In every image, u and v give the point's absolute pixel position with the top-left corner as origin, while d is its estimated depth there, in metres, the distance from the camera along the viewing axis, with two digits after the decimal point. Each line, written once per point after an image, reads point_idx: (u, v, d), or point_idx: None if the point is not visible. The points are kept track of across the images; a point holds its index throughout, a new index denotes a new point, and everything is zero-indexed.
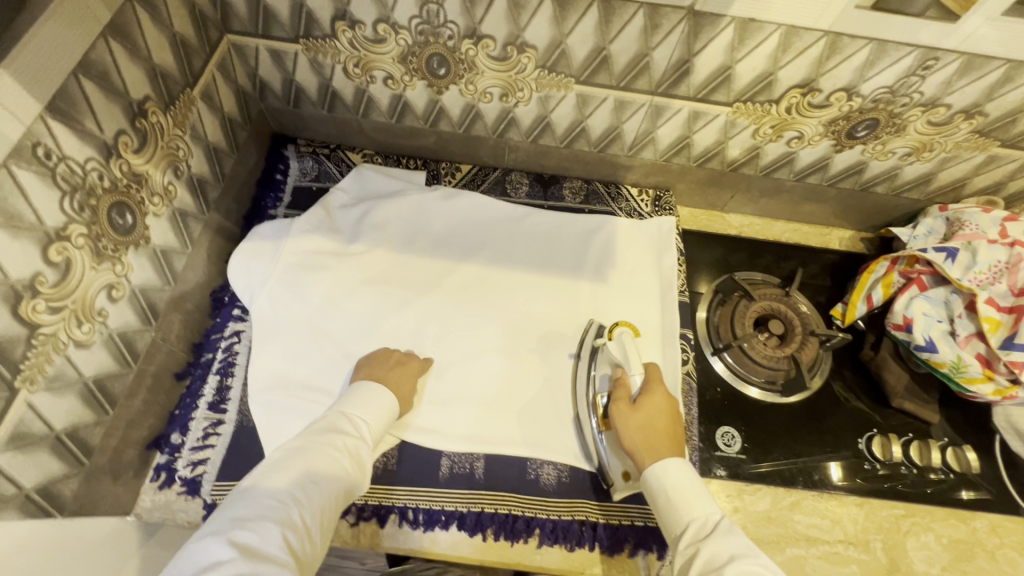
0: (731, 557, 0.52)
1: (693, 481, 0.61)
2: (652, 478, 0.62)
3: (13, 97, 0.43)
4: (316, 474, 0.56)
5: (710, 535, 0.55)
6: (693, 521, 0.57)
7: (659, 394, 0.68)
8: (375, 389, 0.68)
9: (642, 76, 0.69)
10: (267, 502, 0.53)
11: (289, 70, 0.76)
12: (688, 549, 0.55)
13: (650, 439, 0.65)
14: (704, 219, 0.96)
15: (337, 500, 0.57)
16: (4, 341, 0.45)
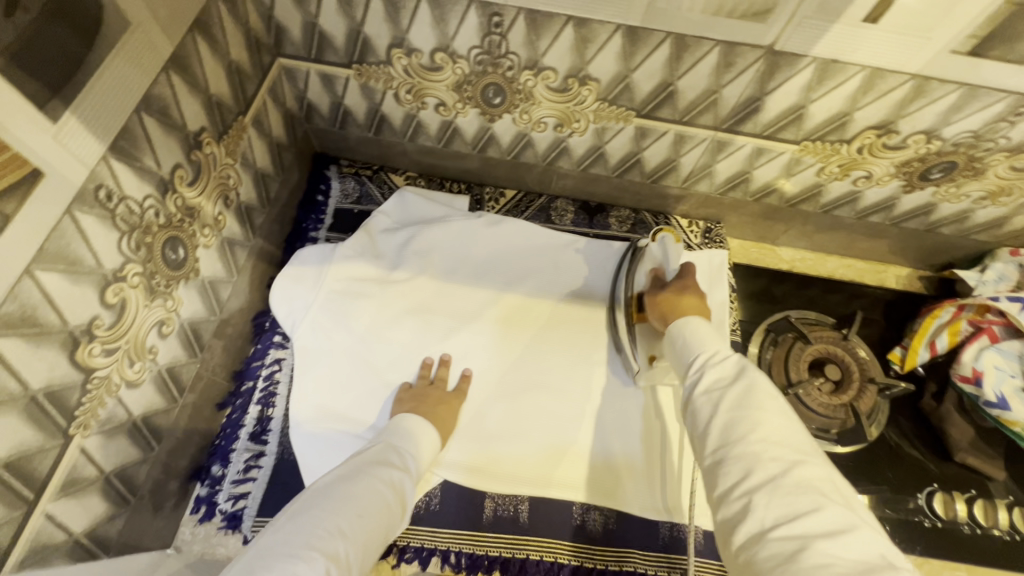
0: (737, 376, 0.51)
1: (710, 330, 0.58)
2: (672, 331, 0.61)
3: (78, 141, 0.41)
4: (365, 504, 0.50)
5: (718, 362, 0.53)
6: (706, 351, 0.55)
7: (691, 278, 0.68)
8: (419, 422, 0.66)
9: (707, 111, 0.66)
10: (311, 528, 0.45)
11: (338, 94, 0.74)
12: (694, 373, 0.54)
13: (674, 304, 0.65)
14: (754, 251, 0.92)
15: (378, 535, 0.50)
16: (62, 388, 0.44)
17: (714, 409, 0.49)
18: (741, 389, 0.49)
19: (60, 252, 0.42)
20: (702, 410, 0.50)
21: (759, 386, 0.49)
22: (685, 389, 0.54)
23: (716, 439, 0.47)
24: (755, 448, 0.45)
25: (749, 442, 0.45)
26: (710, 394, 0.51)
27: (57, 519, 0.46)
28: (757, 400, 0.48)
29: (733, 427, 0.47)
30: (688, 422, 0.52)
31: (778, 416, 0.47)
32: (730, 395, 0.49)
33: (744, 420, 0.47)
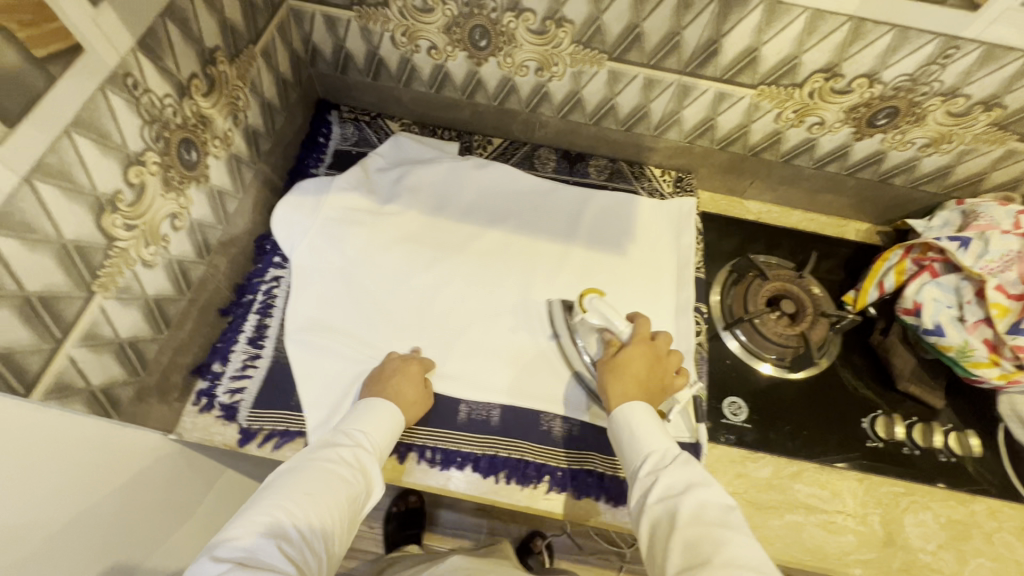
0: (688, 484, 0.57)
1: (649, 419, 0.65)
2: (619, 420, 0.67)
3: (112, 28, 0.49)
4: (315, 487, 0.58)
5: (668, 465, 0.60)
6: (652, 453, 0.62)
7: (643, 349, 0.72)
8: (373, 404, 0.69)
9: (671, 54, 0.73)
10: (270, 516, 0.55)
11: (340, 37, 0.82)
12: (647, 478, 0.60)
13: (625, 383, 0.69)
14: (724, 203, 0.99)
15: (341, 509, 0.59)
16: (88, 245, 0.51)
17: (671, 522, 0.55)
18: (693, 501, 0.56)
19: (93, 122, 0.49)
20: (660, 520, 0.56)
21: (708, 500, 0.56)
22: (636, 495, 0.60)
23: (678, 560, 0.52)
24: (723, 573, 0.50)
25: (714, 565, 0.50)
26: (665, 503, 0.57)
27: (78, 364, 0.53)
28: (710, 511, 0.55)
29: (697, 547, 0.52)
30: (645, 532, 0.57)
31: (732, 531, 0.53)
32: (684, 507, 0.56)
33: (706, 539, 0.53)
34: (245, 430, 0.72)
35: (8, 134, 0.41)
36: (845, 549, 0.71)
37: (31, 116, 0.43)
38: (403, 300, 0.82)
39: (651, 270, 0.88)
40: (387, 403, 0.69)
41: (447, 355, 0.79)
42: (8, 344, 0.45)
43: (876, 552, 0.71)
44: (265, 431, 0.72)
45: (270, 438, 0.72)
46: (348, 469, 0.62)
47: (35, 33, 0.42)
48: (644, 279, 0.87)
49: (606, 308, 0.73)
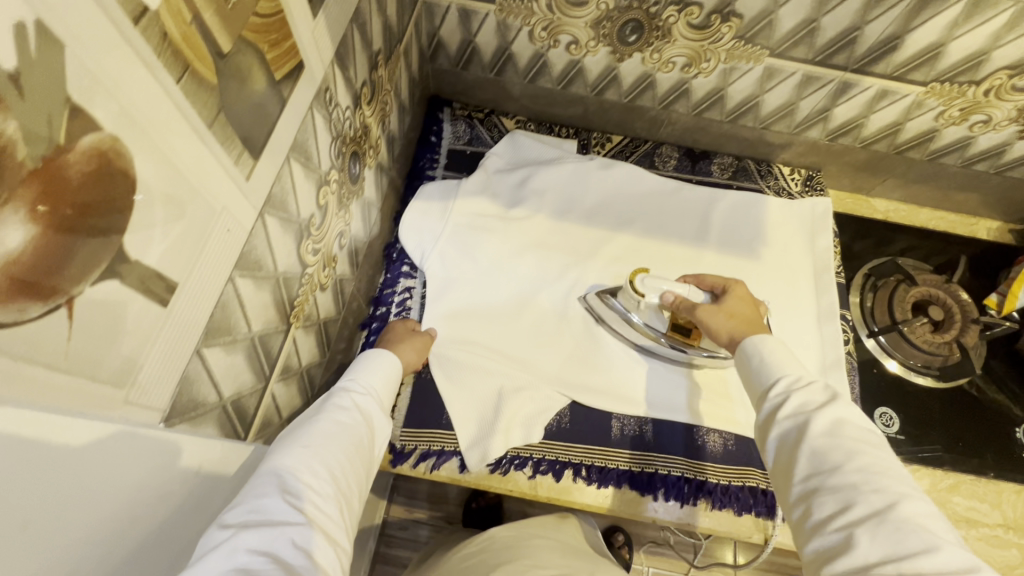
0: (827, 402, 0.47)
1: (787, 349, 0.55)
2: (744, 350, 0.57)
3: (322, 40, 0.44)
4: (321, 430, 0.44)
5: (805, 385, 0.49)
6: (785, 376, 0.51)
7: (735, 291, 0.68)
8: (375, 356, 0.57)
9: (843, 50, 0.68)
10: (266, 465, 0.40)
11: (471, 31, 0.77)
12: (777, 395, 0.50)
13: (741, 324, 0.64)
14: (849, 202, 0.95)
15: (355, 454, 0.45)
16: (291, 276, 0.48)
17: (802, 436, 0.45)
18: (832, 418, 0.45)
19: (303, 145, 0.45)
20: (788, 435, 0.47)
21: (849, 420, 0.46)
22: (761, 412, 0.50)
23: (805, 466, 0.44)
24: (853, 479, 0.41)
25: (846, 472, 0.42)
26: (796, 419, 0.47)
27: (276, 399, 0.50)
28: (846, 430, 0.45)
29: (825, 454, 0.43)
30: (770, 451, 0.48)
31: (874, 449, 0.44)
32: (819, 422, 0.45)
33: (837, 448, 0.43)
34: (398, 449, 0.70)
35: (253, 169, 0.37)
36: (1011, 564, 0.71)
37: (268, 146, 0.39)
38: (540, 310, 0.79)
39: (790, 274, 0.84)
40: (380, 349, 0.57)
41: (591, 367, 0.76)
42: (238, 389, 0.42)
43: None
44: (419, 451, 0.70)
45: (425, 458, 0.70)
46: (353, 415, 0.48)
47: (278, 54, 0.38)
48: (782, 284, 0.83)
49: (661, 281, 0.69)
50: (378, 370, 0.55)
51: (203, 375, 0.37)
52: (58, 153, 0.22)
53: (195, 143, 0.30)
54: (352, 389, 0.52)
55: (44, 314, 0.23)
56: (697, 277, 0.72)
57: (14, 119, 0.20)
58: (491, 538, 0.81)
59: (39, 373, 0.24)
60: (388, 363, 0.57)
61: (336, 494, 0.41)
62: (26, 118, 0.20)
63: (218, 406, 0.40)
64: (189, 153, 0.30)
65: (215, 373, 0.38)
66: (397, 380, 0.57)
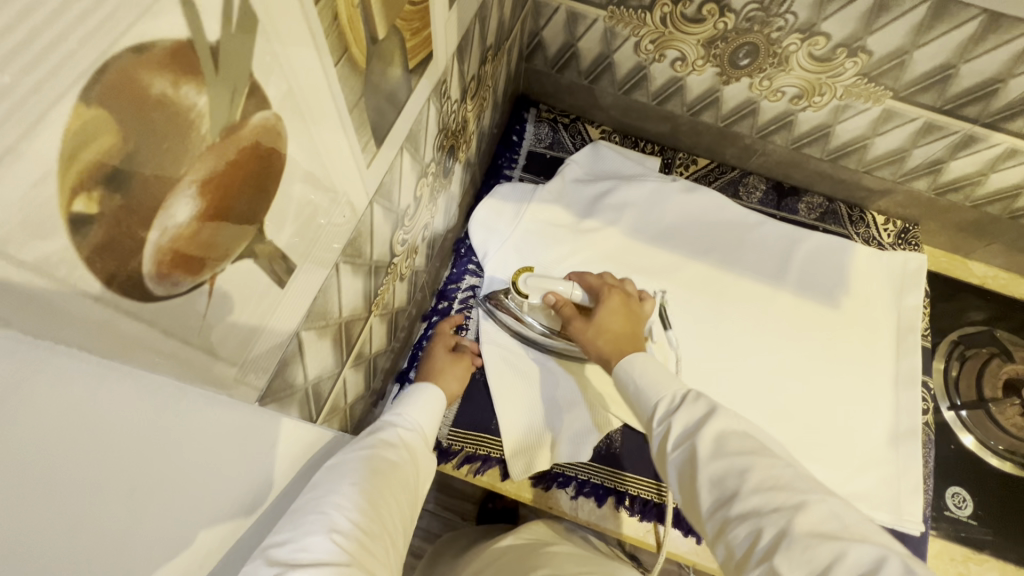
0: (702, 419, 0.45)
1: (659, 365, 0.54)
2: (621, 373, 0.56)
3: (451, 32, 0.43)
4: (363, 463, 0.41)
5: (678, 404, 0.48)
6: (662, 398, 0.50)
7: (607, 299, 0.66)
8: (428, 391, 0.57)
9: (977, 102, 0.63)
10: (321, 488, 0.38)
11: (576, 35, 0.75)
12: (659, 426, 0.49)
13: (609, 342, 0.62)
14: (944, 260, 0.89)
15: (399, 492, 0.43)
16: (380, 265, 0.47)
17: (693, 466, 0.43)
18: (713, 433, 0.44)
19: (415, 136, 0.44)
20: (685, 469, 0.45)
21: (731, 430, 0.44)
22: (654, 444, 0.49)
23: (708, 499, 0.42)
24: (753, 502, 0.39)
25: (743, 496, 0.40)
26: (684, 448, 0.45)
27: (346, 385, 0.50)
28: (731, 444, 0.43)
29: (721, 481, 0.41)
30: (675, 483, 0.46)
31: (766, 456, 0.42)
32: (703, 444, 0.44)
33: (729, 470, 0.41)
34: (443, 447, 0.70)
35: (374, 158, 0.37)
36: None
37: (390, 134, 0.38)
38: None
39: (872, 329, 0.79)
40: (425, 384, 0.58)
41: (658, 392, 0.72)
42: (320, 373, 0.42)
43: None
44: (464, 453, 0.69)
45: (470, 461, 0.69)
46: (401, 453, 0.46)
47: (416, 42, 0.37)
48: (861, 339, 0.78)
49: (545, 281, 0.67)
50: (421, 406, 0.55)
51: (297, 359, 0.36)
52: (234, 130, 0.21)
53: (337, 131, 0.30)
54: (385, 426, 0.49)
55: (190, 290, 0.22)
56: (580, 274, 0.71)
57: (206, 94, 0.19)
58: (506, 544, 0.79)
59: (179, 348, 0.23)
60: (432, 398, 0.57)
61: (377, 536, 0.38)
62: (215, 93, 0.19)
63: (302, 389, 0.40)
64: (331, 142, 0.30)
65: (306, 356, 0.38)
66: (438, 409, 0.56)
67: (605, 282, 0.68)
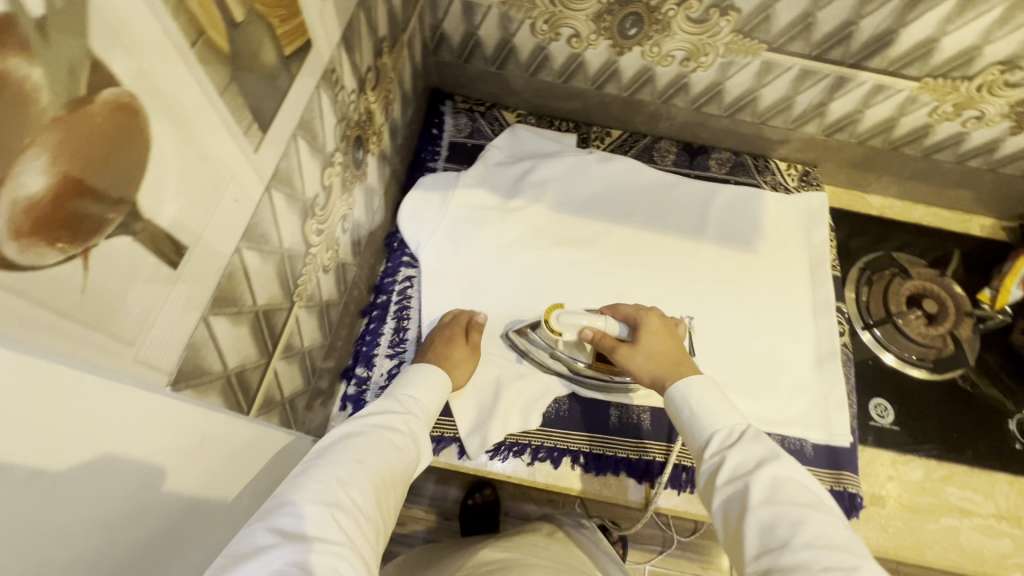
0: (761, 461, 0.46)
1: (717, 391, 0.54)
2: (673, 394, 0.55)
3: (330, 20, 0.45)
4: (371, 451, 0.48)
5: (735, 440, 0.48)
6: (717, 430, 0.50)
7: (648, 322, 0.66)
8: (437, 374, 0.62)
9: (839, 45, 0.70)
10: (325, 469, 0.45)
11: (474, 24, 0.79)
12: (712, 456, 0.49)
13: (662, 364, 0.61)
14: (846, 197, 0.96)
15: (397, 476, 0.49)
16: (294, 254, 0.48)
17: (744, 508, 0.44)
18: (771, 478, 0.44)
19: (309, 124, 0.46)
20: (733, 505, 0.45)
21: (787, 478, 0.44)
22: (703, 474, 0.49)
23: (755, 544, 0.42)
24: (802, 557, 0.39)
25: (794, 549, 0.40)
26: (735, 485, 0.45)
27: (278, 376, 0.51)
28: (786, 493, 0.43)
29: (772, 528, 0.41)
30: (718, 519, 0.46)
31: (818, 514, 0.42)
32: (759, 488, 0.44)
33: (783, 520, 0.41)
34: None
35: (261, 143, 0.38)
36: (1004, 554, 0.71)
37: (277, 119, 0.40)
38: (548, 298, 0.79)
39: (787, 266, 0.85)
40: (427, 364, 0.63)
41: None
42: (242, 361, 0.43)
43: None
44: None
45: None
46: (403, 437, 0.52)
47: (287, 29, 0.38)
48: (778, 277, 0.84)
49: (577, 316, 0.66)
50: (428, 383, 0.61)
51: (208, 344, 0.37)
52: (81, 105, 0.23)
53: (209, 112, 0.31)
54: (397, 411, 0.55)
55: (62, 261, 0.24)
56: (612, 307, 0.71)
57: (39, 66, 0.20)
58: (489, 557, 0.71)
59: (61, 321, 0.24)
60: (437, 378, 0.62)
61: (375, 524, 0.44)
62: (50, 66, 0.21)
63: (222, 376, 0.40)
64: (204, 123, 0.31)
65: (220, 343, 0.39)
66: (445, 401, 0.62)
67: (639, 309, 0.69)
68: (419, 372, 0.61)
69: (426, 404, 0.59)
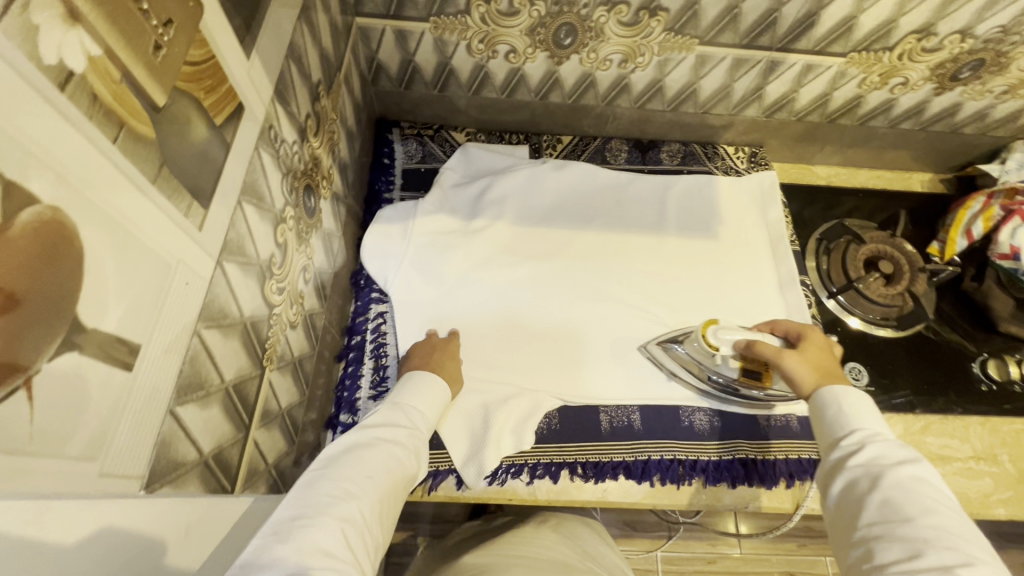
0: (902, 460, 0.46)
1: (872, 409, 0.52)
2: (820, 395, 0.56)
3: (261, 81, 0.44)
4: (377, 462, 0.49)
5: (880, 438, 0.49)
6: (861, 429, 0.51)
7: (813, 336, 0.67)
8: (432, 380, 0.63)
9: (767, 32, 0.72)
10: (330, 483, 0.46)
11: (410, 51, 0.78)
12: (850, 444, 0.50)
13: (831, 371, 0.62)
14: (794, 172, 1.00)
15: (398, 490, 0.50)
16: (258, 319, 0.47)
17: (873, 486, 0.45)
18: (910, 474, 0.45)
19: (253, 187, 0.44)
20: (856, 481, 0.46)
21: (925, 480, 0.45)
22: (832, 455, 0.50)
23: (873, 513, 0.44)
24: (924, 535, 0.40)
25: (917, 526, 0.41)
26: (867, 468, 0.47)
27: (259, 445, 0.49)
28: (923, 489, 0.44)
29: (898, 506, 0.43)
30: (836, 490, 0.48)
31: (951, 514, 0.43)
32: (895, 475, 0.45)
33: (913, 503, 0.43)
34: None
35: (205, 219, 0.37)
36: (986, 492, 0.74)
37: (218, 191, 0.38)
38: (523, 313, 0.79)
39: (749, 247, 0.87)
40: (430, 374, 0.63)
41: (586, 363, 0.76)
42: (218, 442, 0.41)
43: (1013, 490, 0.74)
44: None
45: (422, 481, 0.69)
46: (406, 450, 0.53)
47: (214, 99, 0.37)
48: (742, 259, 0.86)
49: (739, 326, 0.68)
50: (430, 393, 0.62)
51: (179, 435, 0.36)
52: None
53: (141, 202, 0.30)
54: (400, 423, 0.56)
55: (4, 397, 0.22)
56: (771, 324, 0.72)
57: None
58: (473, 565, 0.68)
59: (9, 459, 0.23)
60: (438, 387, 0.63)
61: (375, 539, 0.46)
62: None
63: (199, 463, 0.39)
64: (138, 215, 0.30)
65: (192, 430, 0.37)
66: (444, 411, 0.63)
67: (800, 326, 0.70)
68: (420, 381, 0.63)
69: (427, 416, 0.60)
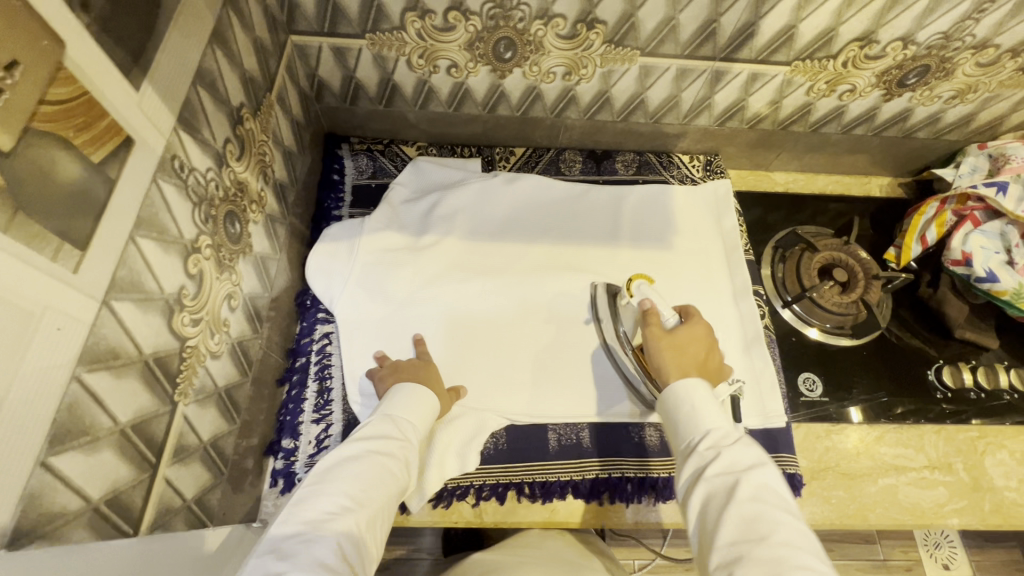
0: (752, 465, 0.48)
1: (713, 397, 0.55)
2: (674, 394, 0.57)
3: (157, 113, 0.43)
4: (371, 475, 0.52)
5: (731, 442, 0.51)
6: (715, 430, 0.52)
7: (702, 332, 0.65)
8: (419, 391, 0.64)
9: (707, 42, 0.71)
10: (327, 498, 0.49)
11: (350, 68, 0.77)
12: (705, 451, 0.51)
13: (680, 360, 0.61)
14: (751, 179, 0.99)
15: (393, 498, 0.52)
16: (166, 355, 0.46)
17: (728, 500, 0.46)
18: (759, 482, 0.47)
19: (152, 220, 0.43)
20: (715, 496, 0.47)
21: (770, 484, 0.47)
22: (689, 465, 0.51)
23: (732, 534, 0.44)
24: (780, 554, 0.42)
25: (772, 546, 0.43)
26: (725, 479, 0.48)
27: (173, 482, 0.48)
28: (770, 497, 0.46)
29: (756, 524, 0.44)
30: (695, 506, 0.48)
31: (794, 519, 0.45)
32: (746, 489, 0.46)
33: (765, 519, 0.44)
34: None
35: (81, 260, 0.35)
36: (940, 502, 0.73)
37: (98, 231, 0.37)
38: (473, 330, 0.78)
39: (702, 257, 0.86)
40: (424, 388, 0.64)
41: (535, 380, 0.75)
42: (111, 487, 0.40)
43: (967, 499, 0.74)
44: None
45: None
46: (400, 460, 0.55)
47: (89, 136, 0.36)
48: (695, 269, 0.85)
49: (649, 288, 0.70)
50: (421, 402, 0.63)
51: (56, 484, 0.35)
52: None
53: None
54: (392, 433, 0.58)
55: None
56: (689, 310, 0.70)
57: None
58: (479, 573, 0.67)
59: None
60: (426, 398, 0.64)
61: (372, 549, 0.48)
62: None
63: (87, 510, 0.38)
64: None
65: (73, 479, 0.36)
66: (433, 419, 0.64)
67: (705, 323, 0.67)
68: (406, 394, 0.63)
69: (420, 426, 0.61)
